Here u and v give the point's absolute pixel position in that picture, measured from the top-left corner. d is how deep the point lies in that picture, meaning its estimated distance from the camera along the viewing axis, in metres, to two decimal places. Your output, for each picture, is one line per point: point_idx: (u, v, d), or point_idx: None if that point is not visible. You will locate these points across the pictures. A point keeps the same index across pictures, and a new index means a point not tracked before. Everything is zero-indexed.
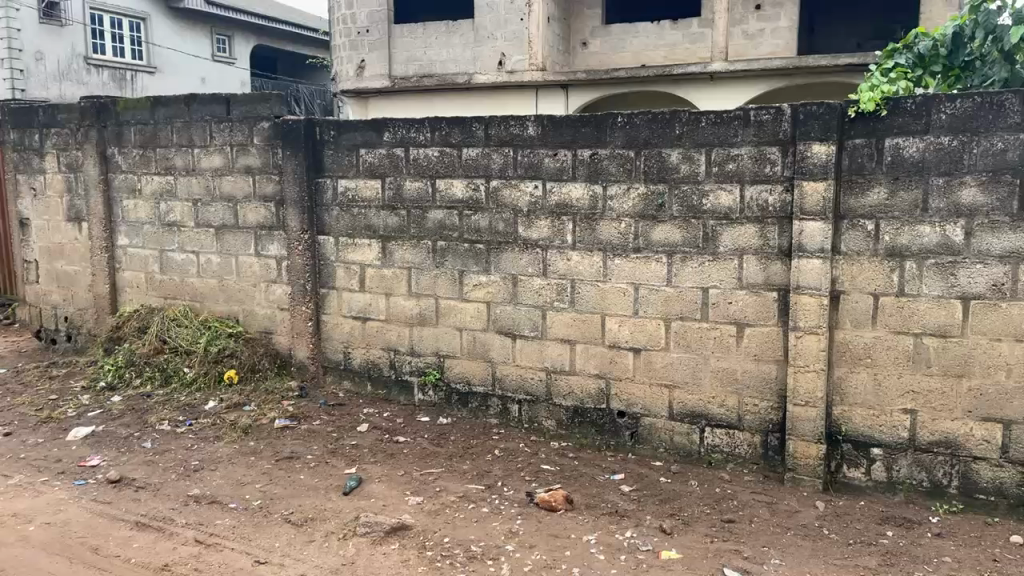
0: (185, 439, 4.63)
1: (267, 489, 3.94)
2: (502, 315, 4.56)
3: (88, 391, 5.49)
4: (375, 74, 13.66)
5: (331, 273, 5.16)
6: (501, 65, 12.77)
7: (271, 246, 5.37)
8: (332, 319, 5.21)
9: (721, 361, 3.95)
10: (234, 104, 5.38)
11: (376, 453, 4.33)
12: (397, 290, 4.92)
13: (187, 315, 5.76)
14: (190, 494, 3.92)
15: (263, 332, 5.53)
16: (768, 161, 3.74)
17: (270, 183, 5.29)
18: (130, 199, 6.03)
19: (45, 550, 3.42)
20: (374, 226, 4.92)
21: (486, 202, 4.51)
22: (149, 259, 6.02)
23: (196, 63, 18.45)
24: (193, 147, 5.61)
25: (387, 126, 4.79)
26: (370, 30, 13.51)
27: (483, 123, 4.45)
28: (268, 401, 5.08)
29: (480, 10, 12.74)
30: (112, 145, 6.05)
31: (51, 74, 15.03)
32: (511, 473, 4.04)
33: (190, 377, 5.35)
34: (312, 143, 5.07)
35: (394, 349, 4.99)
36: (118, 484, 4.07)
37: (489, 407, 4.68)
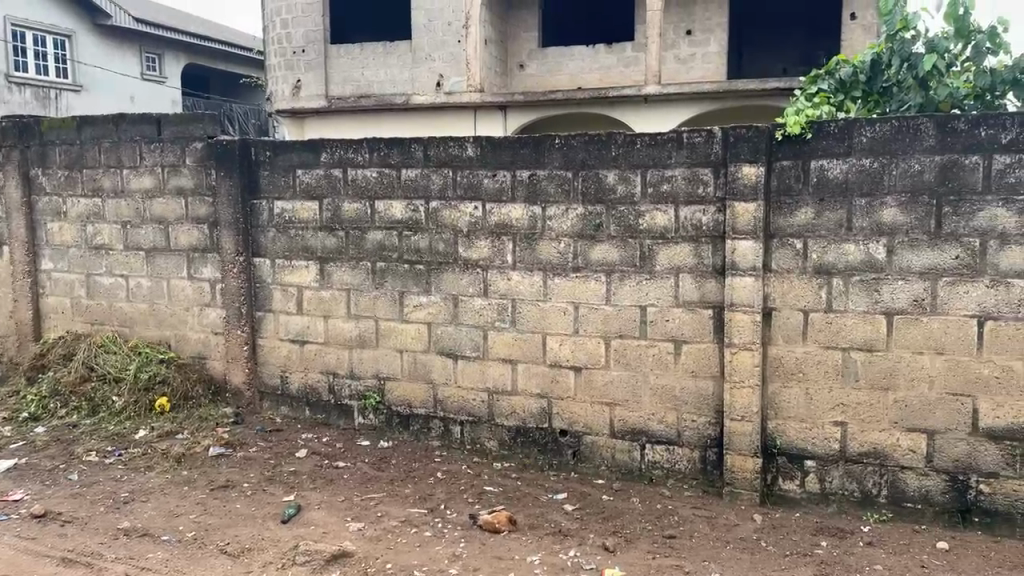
0: (113, 470, 4.45)
1: (202, 520, 3.81)
2: (443, 336, 4.54)
3: (9, 424, 5.22)
4: (312, 94, 13.55)
5: (267, 295, 5.05)
6: (439, 86, 12.81)
7: (204, 268, 5.24)
8: (268, 343, 5.10)
9: (660, 378, 4.01)
10: (165, 124, 5.24)
11: (315, 479, 4.24)
12: (336, 312, 4.85)
13: (116, 341, 5.55)
14: (120, 527, 3.76)
15: (196, 357, 5.37)
16: (701, 182, 3.84)
17: (204, 205, 5.17)
18: (55, 222, 5.81)
19: None
20: (312, 248, 4.86)
21: (425, 223, 4.51)
22: (75, 283, 5.79)
23: (125, 82, 17.96)
24: (122, 168, 5.44)
25: (325, 147, 4.74)
26: (306, 50, 13.40)
27: (422, 144, 4.45)
28: (203, 429, 4.93)
29: (417, 32, 12.77)
30: (36, 166, 5.83)
31: None
32: (454, 495, 4.01)
33: (119, 406, 5.14)
34: (247, 164, 4.99)
35: (333, 373, 4.91)
36: (42, 519, 3.88)
37: (430, 430, 4.63)
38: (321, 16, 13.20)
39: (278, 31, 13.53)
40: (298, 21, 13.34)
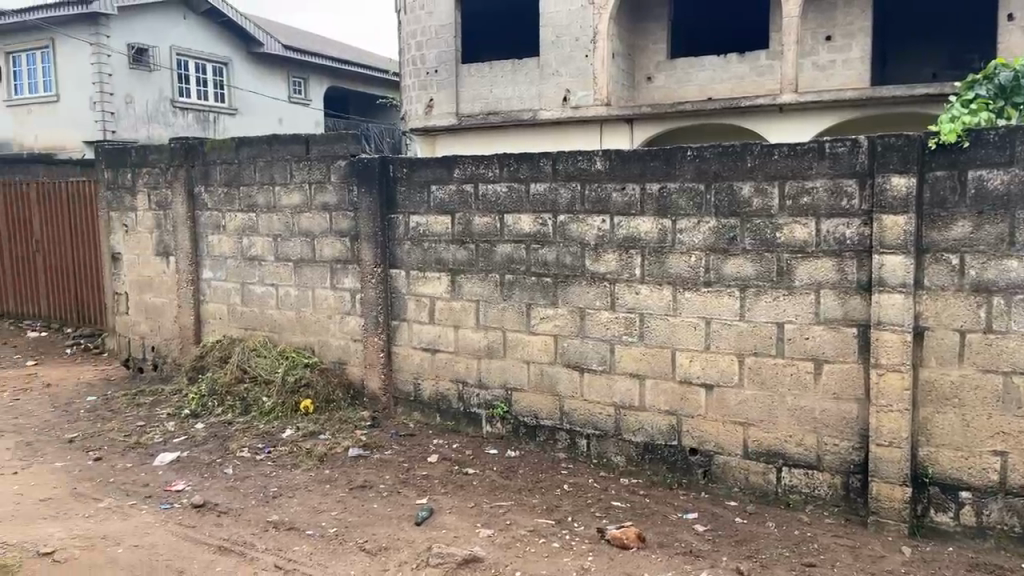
0: (263, 466, 4.76)
1: (342, 517, 4.01)
2: (570, 349, 4.56)
3: (173, 419, 5.71)
4: (443, 112, 14.01)
5: (402, 305, 5.26)
6: (566, 101, 12.92)
7: (346, 279, 5.52)
8: (403, 351, 5.31)
9: (798, 399, 3.86)
10: (313, 144, 5.59)
11: (446, 484, 4.37)
12: (466, 322, 4.98)
13: (266, 345, 5.95)
14: (270, 519, 4.02)
15: (337, 362, 5.67)
16: (845, 194, 3.67)
17: (346, 219, 5.47)
18: (215, 235, 6.31)
19: (132, 571, 3.54)
20: (444, 260, 5.02)
21: (554, 236, 4.56)
22: (231, 291, 6.26)
23: (275, 104, 19.30)
24: (274, 185, 5.85)
25: (458, 163, 4.90)
26: (439, 70, 13.89)
27: (551, 158, 4.52)
28: (343, 431, 5.18)
29: (546, 48, 12.93)
30: (199, 184, 6.35)
31: (140, 116, 15.87)
32: (582, 508, 4.01)
33: (269, 406, 5.50)
34: (385, 180, 5.23)
35: (462, 381, 5.04)
36: (201, 509, 4.21)
37: (557, 441, 4.66)
38: (453, 37, 13.65)
39: (413, 53, 14.12)
40: (432, 42, 13.86)
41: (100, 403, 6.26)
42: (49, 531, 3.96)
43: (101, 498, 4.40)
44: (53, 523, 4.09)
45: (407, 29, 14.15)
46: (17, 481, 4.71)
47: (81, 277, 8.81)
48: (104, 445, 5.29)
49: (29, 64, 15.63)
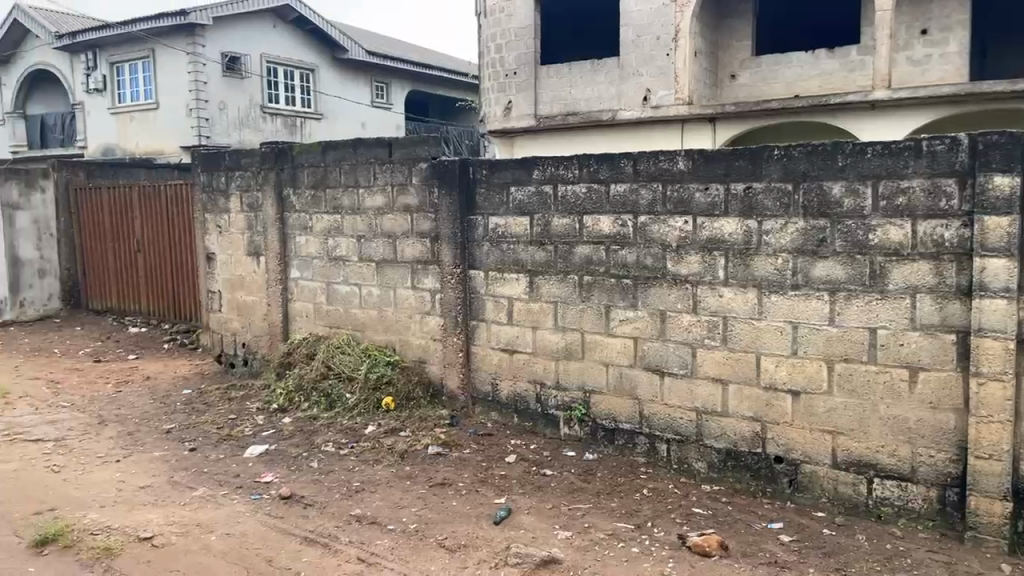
0: (347, 460, 4.89)
1: (422, 514, 4.08)
2: (650, 352, 4.51)
3: (262, 413, 5.94)
4: (522, 114, 14.07)
5: (482, 305, 5.31)
6: (646, 100, 12.77)
7: (426, 279, 5.62)
8: (482, 351, 5.36)
9: (891, 408, 3.71)
10: (396, 147, 5.70)
11: (525, 484, 4.38)
12: (544, 323, 4.98)
13: (350, 343, 6.11)
14: (353, 513, 4.13)
15: (417, 361, 5.77)
16: (943, 195, 3.51)
17: (427, 221, 5.56)
18: (303, 236, 6.52)
19: (224, 558, 3.70)
20: (522, 261, 5.04)
21: (634, 237, 4.51)
22: (317, 290, 6.46)
23: (358, 109, 19.80)
24: (359, 188, 6.00)
25: (537, 164, 4.91)
26: (518, 72, 13.96)
27: (632, 159, 4.47)
28: (423, 429, 5.27)
29: (626, 48, 12.82)
30: (288, 186, 6.58)
31: (233, 121, 16.56)
32: (661, 514, 3.96)
33: (353, 402, 5.64)
34: (465, 182, 5.29)
35: (541, 382, 5.05)
36: (289, 501, 4.36)
37: (636, 445, 4.62)
38: (533, 39, 13.69)
39: (492, 56, 14.24)
40: (511, 45, 13.94)
41: (195, 396, 6.57)
42: (149, 517, 4.18)
43: (196, 487, 4.61)
44: (153, 509, 4.31)
45: (486, 32, 14.27)
46: (120, 468, 4.99)
47: (180, 276, 9.26)
48: (199, 437, 5.54)
49: (132, 74, 16.53)
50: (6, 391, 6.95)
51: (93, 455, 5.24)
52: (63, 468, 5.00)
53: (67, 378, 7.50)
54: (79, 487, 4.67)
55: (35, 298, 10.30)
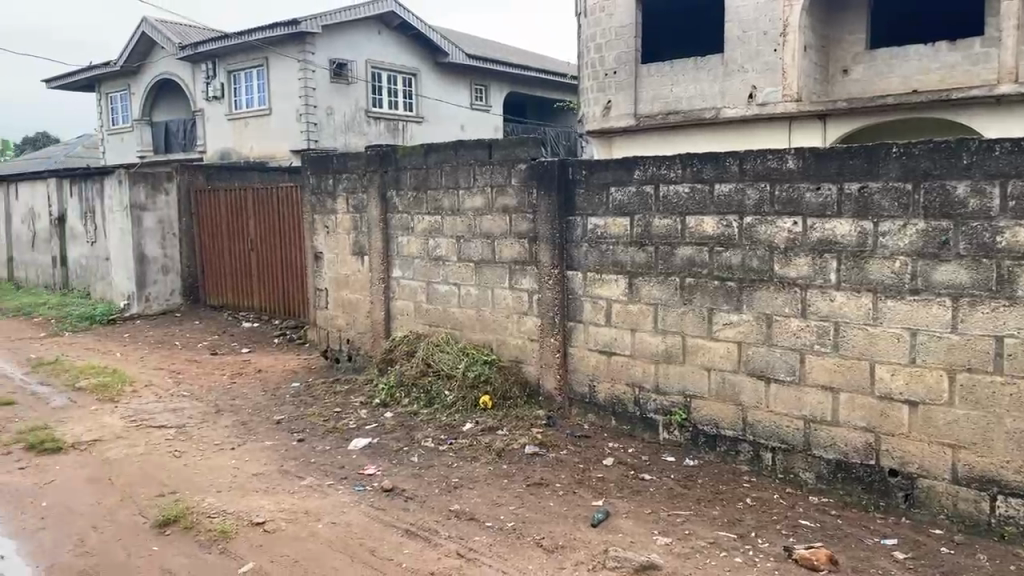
0: (446, 456, 4.99)
1: (520, 512, 4.11)
2: (755, 357, 4.38)
3: (365, 407, 6.13)
4: (621, 114, 13.94)
5: (579, 306, 5.28)
6: (751, 98, 12.40)
7: (524, 279, 5.65)
8: (579, 352, 5.33)
9: (1020, 423, 3.47)
10: (496, 148, 5.76)
11: (623, 488, 4.34)
12: (643, 325, 4.92)
13: (449, 341, 6.22)
14: (452, 508, 4.20)
15: (515, 361, 5.81)
16: None
17: (525, 221, 5.59)
18: (405, 236, 6.68)
19: (331, 546, 3.84)
20: (622, 262, 4.99)
21: (739, 238, 4.39)
22: (418, 289, 6.61)
23: (458, 111, 20.15)
24: (459, 189, 6.09)
25: (638, 164, 4.85)
26: (618, 72, 13.85)
27: (738, 158, 4.35)
28: (520, 428, 5.31)
29: (730, 44, 12.49)
30: (391, 188, 6.75)
31: (339, 126, 17.16)
32: (765, 524, 3.84)
33: (451, 400, 5.73)
34: (565, 182, 5.28)
35: (639, 386, 4.98)
36: (391, 493, 4.48)
37: (739, 453, 4.49)
38: (634, 38, 13.55)
39: (592, 56, 14.19)
40: (612, 44, 13.84)
41: (303, 389, 6.85)
42: (261, 503, 4.38)
43: (304, 476, 4.81)
44: (264, 496, 4.52)
45: (586, 32, 14.23)
46: (234, 455, 5.26)
47: (289, 274, 9.69)
48: (306, 428, 5.77)
49: (247, 81, 17.40)
50: (134, 380, 7.47)
51: (210, 442, 5.56)
52: (184, 454, 5.31)
53: (187, 368, 7.99)
54: (198, 472, 4.95)
55: (158, 294, 11.03)
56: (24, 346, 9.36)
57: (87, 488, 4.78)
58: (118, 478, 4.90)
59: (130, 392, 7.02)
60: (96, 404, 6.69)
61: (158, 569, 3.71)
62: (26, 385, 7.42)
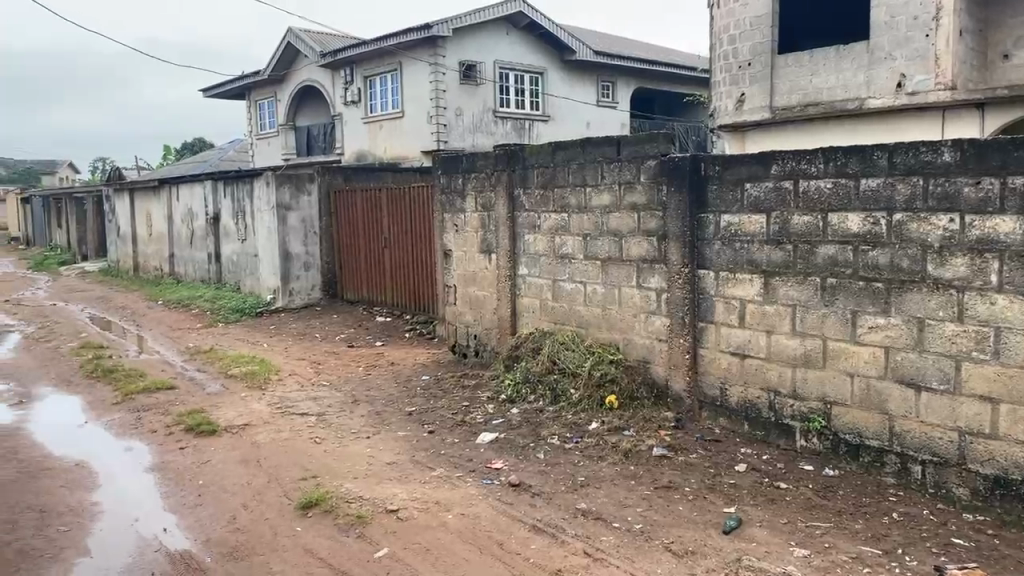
0: (572, 454, 4.99)
1: (648, 515, 4.04)
2: (903, 363, 4.10)
3: (492, 402, 6.23)
4: (755, 107, 13.45)
5: (710, 306, 5.13)
6: (900, 86, 11.64)
7: (652, 278, 5.56)
8: (709, 353, 5.18)
9: None
10: (624, 145, 5.68)
11: (756, 495, 4.19)
12: (779, 327, 4.72)
13: (575, 340, 6.22)
14: (578, 507, 4.20)
15: (641, 361, 5.73)
16: None
17: (655, 219, 5.49)
18: (531, 234, 6.73)
19: (461, 537, 3.94)
20: (757, 262, 4.81)
21: (887, 236, 4.13)
22: (544, 287, 6.64)
23: (584, 109, 20.10)
24: (587, 186, 6.07)
25: (775, 159, 4.65)
26: (752, 63, 13.35)
27: (887, 151, 4.09)
28: (647, 429, 5.22)
29: (876, 30, 11.78)
30: (519, 186, 6.83)
31: (468, 126, 17.53)
32: (915, 541, 3.59)
33: (577, 397, 5.73)
34: (696, 179, 5.14)
35: (774, 390, 4.79)
36: (518, 488, 4.53)
37: (884, 465, 4.23)
38: (769, 27, 13.02)
39: (725, 47, 13.75)
40: (746, 35, 13.37)
41: (432, 382, 7.06)
42: (395, 491, 4.55)
43: (434, 467, 4.96)
44: (398, 484, 4.69)
45: (719, 23, 13.81)
46: (369, 444, 5.49)
47: (421, 270, 10.00)
48: (437, 420, 5.95)
49: (383, 86, 18.11)
50: (278, 368, 7.96)
51: (346, 430, 5.83)
52: (324, 440, 5.60)
53: (326, 359, 8.42)
54: (336, 459, 5.20)
55: (301, 288, 11.69)
56: (185, 335, 10.18)
57: (238, 469, 5.14)
58: (265, 461, 5.23)
59: (275, 380, 7.48)
60: (246, 391, 7.18)
61: (301, 548, 3.93)
62: (186, 371, 8.08)
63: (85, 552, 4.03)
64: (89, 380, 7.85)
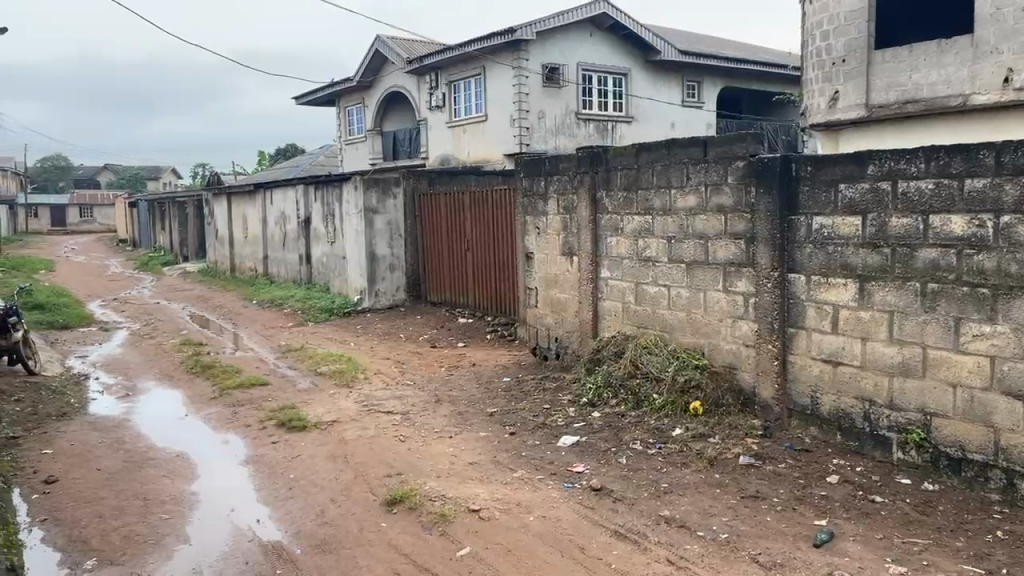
0: (655, 460, 4.92)
1: (734, 525, 3.95)
2: (1011, 374, 3.88)
3: (573, 405, 6.21)
4: (850, 105, 12.91)
5: (801, 311, 4.97)
6: (1007, 82, 10.97)
7: (740, 282, 5.42)
8: (800, 360, 5.02)
9: None
10: (711, 146, 5.57)
11: (849, 509, 4.02)
12: (875, 334, 4.52)
13: (658, 344, 6.13)
14: (661, 514, 4.14)
15: (727, 367, 5.59)
16: None
17: (742, 221, 5.36)
18: (614, 236, 6.68)
19: (541, 540, 3.94)
20: (852, 265, 4.62)
21: (994, 240, 3.91)
22: (627, 290, 6.58)
23: (669, 109, 19.82)
24: (672, 188, 5.98)
25: (872, 158, 4.46)
26: (847, 60, 12.86)
27: (994, 149, 3.88)
28: (733, 437, 5.10)
29: (982, 23, 11.17)
30: (601, 189, 6.78)
31: (550, 128, 17.55)
32: (1021, 562, 3.37)
33: (660, 403, 5.64)
34: (787, 180, 4.98)
35: (869, 400, 4.59)
36: (599, 492, 4.51)
37: (989, 481, 4.00)
38: (865, 22, 12.50)
39: (818, 44, 13.30)
40: (841, 30, 12.88)
41: (514, 384, 7.10)
42: (476, 491, 4.60)
43: (515, 469, 4.99)
44: (480, 484, 4.74)
45: (812, 19, 13.36)
46: (452, 444, 5.56)
47: (502, 271, 10.07)
48: (518, 422, 5.98)
49: (467, 90, 18.35)
50: (365, 367, 8.17)
51: (430, 430, 5.93)
52: (408, 439, 5.72)
53: (410, 359, 8.60)
54: (420, 457, 5.30)
55: (386, 289, 11.96)
56: (277, 334, 10.57)
57: (326, 464, 5.30)
58: (352, 457, 5.38)
59: (362, 379, 7.69)
60: (335, 388, 7.41)
61: (387, 544, 4.02)
62: (278, 368, 8.40)
63: (185, 539, 4.24)
64: (189, 375, 8.26)
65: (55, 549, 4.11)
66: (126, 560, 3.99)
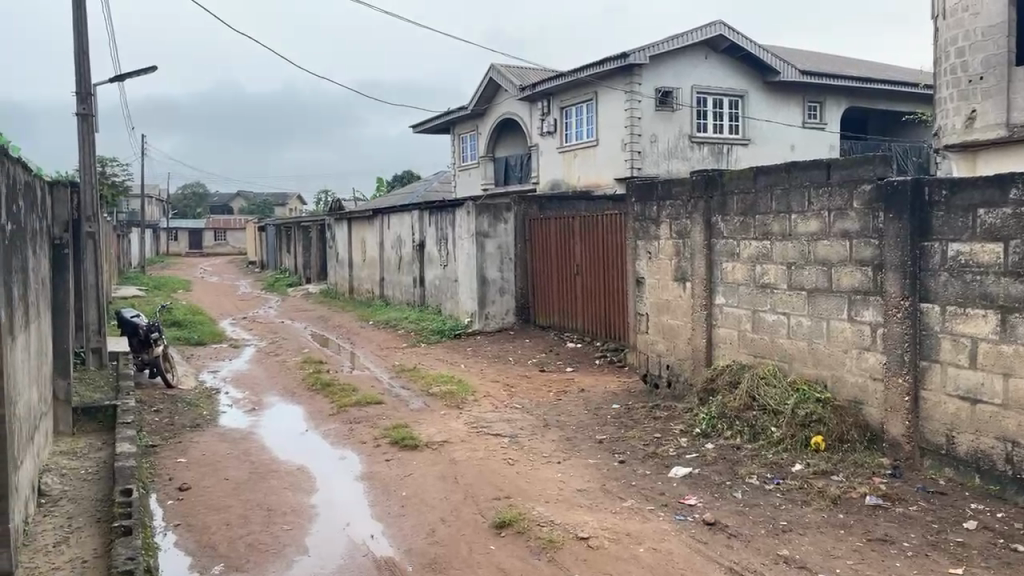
0: (773, 496, 4.71)
1: (859, 568, 3.72)
2: None
3: (685, 435, 6.03)
4: (989, 124, 12.05)
5: (934, 344, 4.65)
6: None
7: (867, 311, 5.15)
8: (933, 397, 4.69)
9: None
10: (835, 168, 5.36)
11: (989, 557, 3.71)
12: (1020, 371, 4.18)
13: (776, 375, 5.90)
14: (780, 553, 3.95)
15: (852, 401, 5.31)
16: None
17: (869, 247, 5.10)
18: (730, 262, 6.52)
19: (651, 572, 3.85)
20: (992, 295, 4.31)
21: None
22: (743, 317, 6.38)
23: (788, 131, 19.18)
24: (792, 213, 5.77)
25: (1015, 182, 4.17)
26: (985, 77, 12.05)
27: None
28: (858, 476, 4.83)
29: None
30: (717, 214, 6.63)
31: (662, 152, 17.36)
32: None
33: (778, 437, 5.39)
34: (918, 205, 4.70)
35: (1012, 441, 4.23)
36: (712, 527, 4.36)
37: None
38: (1005, 36, 11.68)
39: (953, 61, 12.58)
40: (977, 46, 12.14)
41: (623, 412, 6.99)
42: (586, 519, 4.55)
43: (624, 498, 4.90)
44: (589, 512, 4.69)
45: (946, 35, 12.68)
46: (560, 469, 5.54)
47: (613, 297, 10.00)
48: (628, 451, 5.88)
49: (578, 115, 18.45)
50: (475, 389, 8.29)
51: (538, 454, 5.93)
52: (517, 462, 5.74)
53: (520, 383, 8.64)
54: (528, 481, 5.30)
55: (496, 312, 12.11)
56: (390, 354, 10.89)
57: (438, 483, 5.39)
58: (462, 478, 5.45)
59: (472, 401, 7.79)
60: (446, 409, 7.54)
61: (495, 566, 4.04)
62: (392, 387, 8.65)
63: (303, 550, 4.41)
64: (310, 391, 8.63)
65: (186, 553, 4.38)
66: (250, 567, 4.19)
